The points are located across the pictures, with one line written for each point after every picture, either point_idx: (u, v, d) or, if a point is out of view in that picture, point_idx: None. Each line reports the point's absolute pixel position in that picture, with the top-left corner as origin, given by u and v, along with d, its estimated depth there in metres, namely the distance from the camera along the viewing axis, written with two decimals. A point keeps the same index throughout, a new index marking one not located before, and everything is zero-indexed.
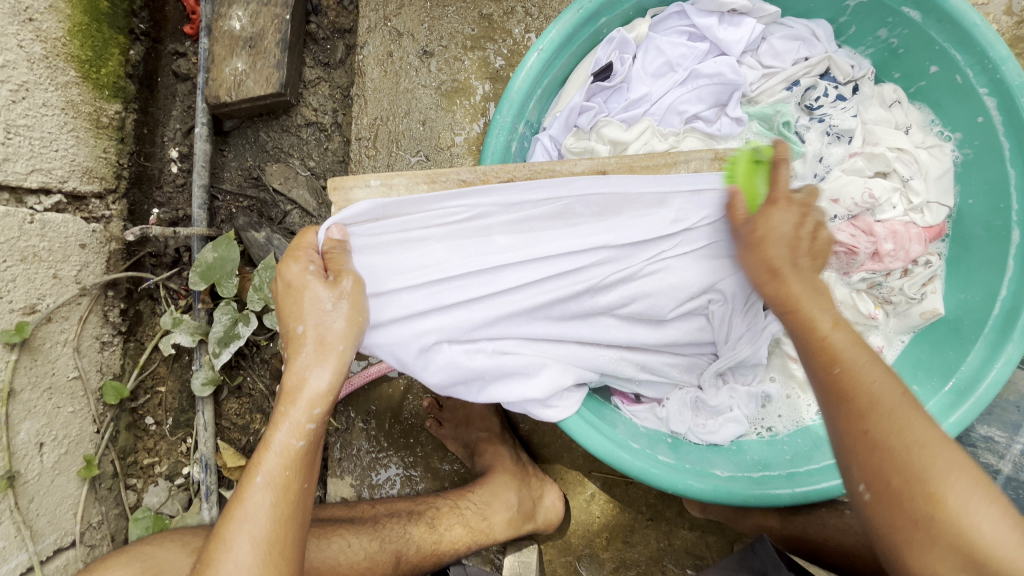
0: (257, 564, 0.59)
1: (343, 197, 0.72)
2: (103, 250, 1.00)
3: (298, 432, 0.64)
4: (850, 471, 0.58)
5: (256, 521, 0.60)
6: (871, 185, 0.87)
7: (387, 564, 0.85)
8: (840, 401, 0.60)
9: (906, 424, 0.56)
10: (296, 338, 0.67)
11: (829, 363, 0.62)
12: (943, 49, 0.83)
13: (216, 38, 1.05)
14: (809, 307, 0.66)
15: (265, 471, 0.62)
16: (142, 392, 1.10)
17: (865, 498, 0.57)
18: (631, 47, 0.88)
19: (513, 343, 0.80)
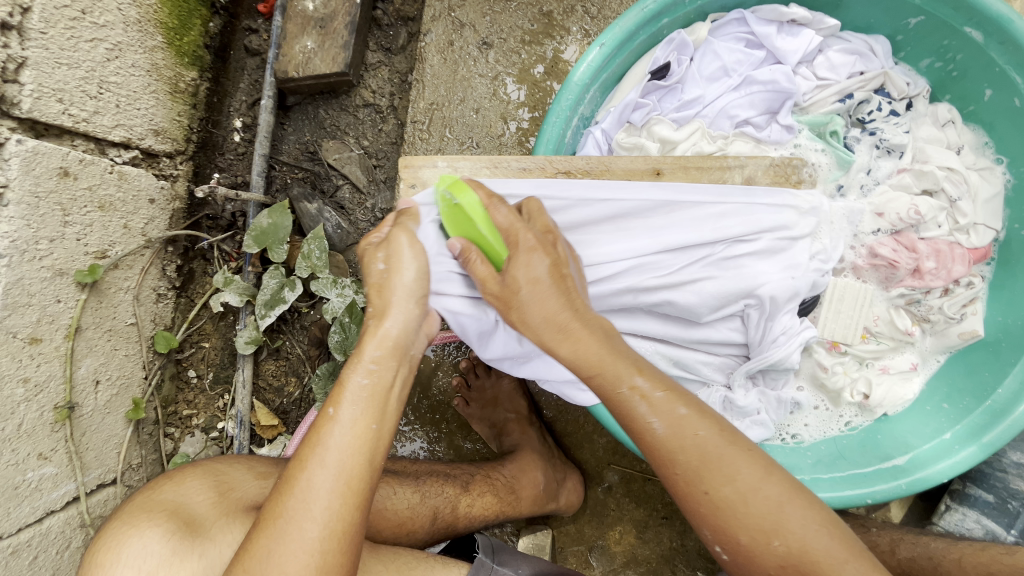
0: (335, 494, 0.59)
1: (413, 175, 0.80)
2: (168, 207, 1.07)
3: (369, 373, 0.65)
4: (702, 533, 0.59)
5: (334, 453, 0.61)
6: (918, 202, 0.87)
7: (426, 517, 0.89)
8: (666, 465, 0.59)
9: (728, 476, 0.57)
10: (379, 288, 0.70)
11: (651, 424, 0.60)
12: (1003, 71, 0.83)
13: (289, 16, 1.11)
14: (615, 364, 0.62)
15: (348, 405, 0.63)
16: (188, 346, 1.16)
17: (722, 557, 0.58)
18: (690, 50, 0.90)
19: None
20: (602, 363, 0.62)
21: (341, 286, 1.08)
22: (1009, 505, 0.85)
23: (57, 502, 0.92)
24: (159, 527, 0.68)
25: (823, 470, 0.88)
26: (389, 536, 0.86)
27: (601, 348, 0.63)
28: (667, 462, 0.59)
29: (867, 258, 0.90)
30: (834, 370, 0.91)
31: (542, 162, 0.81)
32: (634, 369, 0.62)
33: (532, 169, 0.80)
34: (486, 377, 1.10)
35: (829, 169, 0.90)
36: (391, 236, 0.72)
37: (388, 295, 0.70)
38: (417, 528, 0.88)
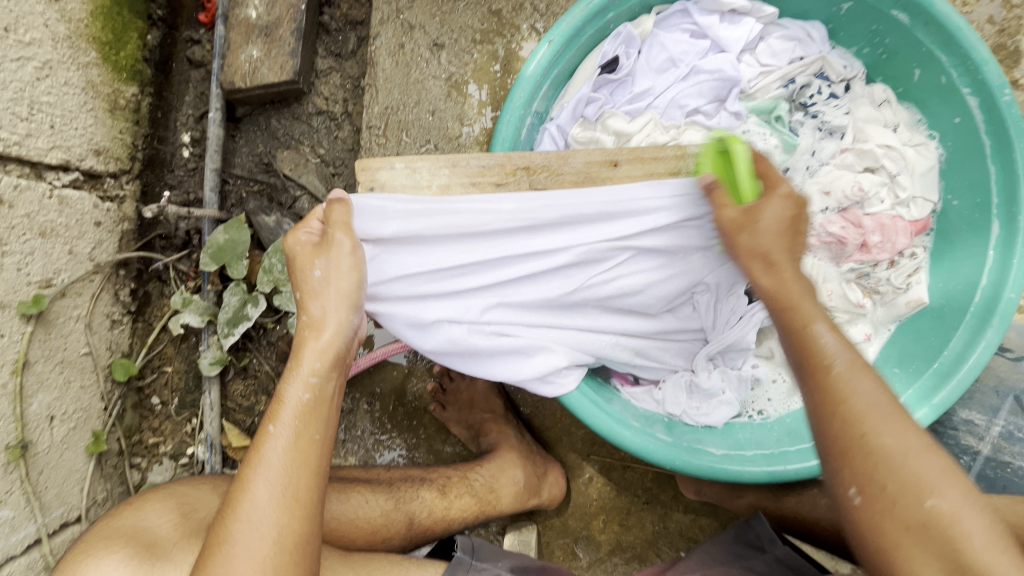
0: (277, 505, 0.61)
1: (369, 177, 0.78)
2: (116, 229, 1.03)
3: (305, 386, 0.67)
4: (840, 475, 0.59)
5: (273, 466, 0.62)
6: (861, 179, 0.92)
7: (400, 523, 0.90)
8: (834, 406, 0.60)
9: (892, 432, 0.58)
10: (309, 294, 0.72)
11: (829, 361, 0.62)
12: (929, 51, 0.88)
13: (232, 25, 1.08)
14: (807, 308, 0.67)
15: (285, 418, 0.65)
16: (149, 371, 1.12)
17: (854, 502, 0.58)
18: (636, 43, 0.91)
19: (511, 326, 0.84)
20: (798, 300, 0.68)
21: None
22: (961, 459, 0.91)
23: (17, 546, 0.88)
24: (116, 554, 0.66)
25: (789, 442, 0.92)
26: (366, 544, 0.87)
27: (800, 286, 0.69)
28: (835, 402, 0.60)
29: (817, 236, 0.94)
30: None
31: (498, 159, 0.80)
32: (825, 319, 0.66)
33: (491, 166, 0.80)
34: (461, 380, 1.10)
35: (777, 152, 0.94)
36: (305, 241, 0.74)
37: (316, 303, 0.71)
38: (390, 534, 0.89)
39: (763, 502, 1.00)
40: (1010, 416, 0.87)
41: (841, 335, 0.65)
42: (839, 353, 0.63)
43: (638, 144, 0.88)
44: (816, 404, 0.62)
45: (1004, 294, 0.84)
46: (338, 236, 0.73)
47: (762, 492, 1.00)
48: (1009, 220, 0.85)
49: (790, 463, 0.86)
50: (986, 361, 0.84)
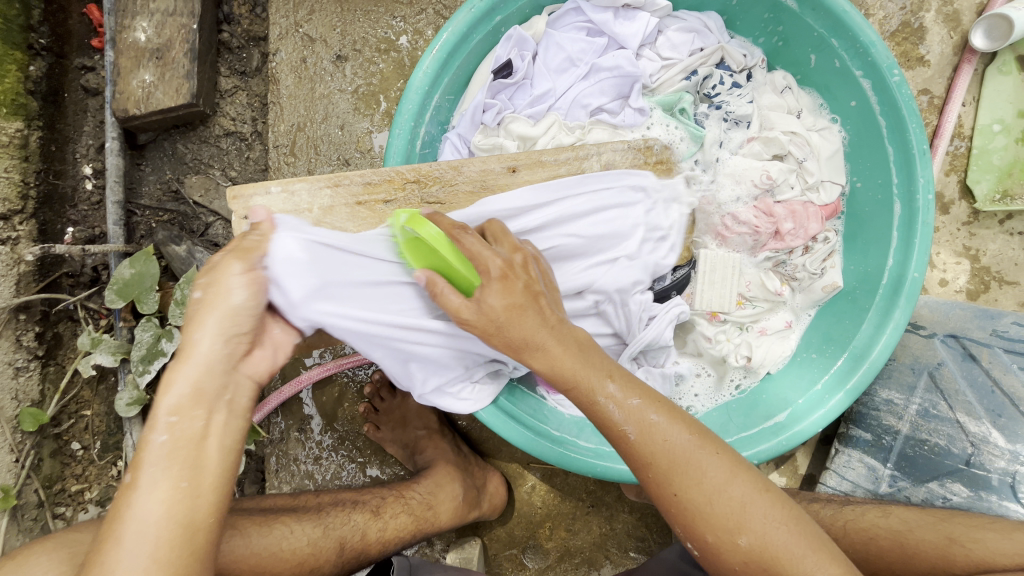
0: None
1: (243, 205, 0.76)
2: (11, 273, 0.97)
3: (171, 425, 0.55)
4: (676, 531, 0.60)
5: (139, 528, 0.52)
6: (768, 167, 0.91)
7: (330, 551, 0.82)
8: (643, 469, 0.59)
9: (694, 479, 0.57)
10: (188, 318, 0.57)
11: (623, 430, 0.60)
12: (821, 36, 0.88)
13: (121, 50, 1.03)
14: (574, 367, 0.62)
15: (145, 486, 0.53)
16: (65, 418, 1.07)
17: (696, 553, 0.59)
18: (530, 45, 0.89)
19: (414, 342, 0.75)
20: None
21: None
22: (883, 440, 0.91)
23: None
24: None
25: (712, 434, 0.92)
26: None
27: (577, 361, 0.62)
28: (648, 464, 0.59)
29: (733, 226, 0.93)
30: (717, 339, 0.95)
31: (387, 174, 0.78)
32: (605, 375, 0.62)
33: (378, 182, 0.78)
34: (392, 398, 1.08)
35: (684, 144, 0.92)
36: (217, 262, 0.60)
37: (191, 319, 0.57)
38: (322, 563, 0.81)
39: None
40: (925, 393, 0.88)
41: (626, 381, 0.63)
42: (641, 408, 0.60)
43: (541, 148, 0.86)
44: (628, 465, 0.62)
45: (909, 273, 0.84)
46: (247, 255, 0.61)
47: None
48: (908, 199, 0.85)
49: None
50: (895, 342, 0.85)
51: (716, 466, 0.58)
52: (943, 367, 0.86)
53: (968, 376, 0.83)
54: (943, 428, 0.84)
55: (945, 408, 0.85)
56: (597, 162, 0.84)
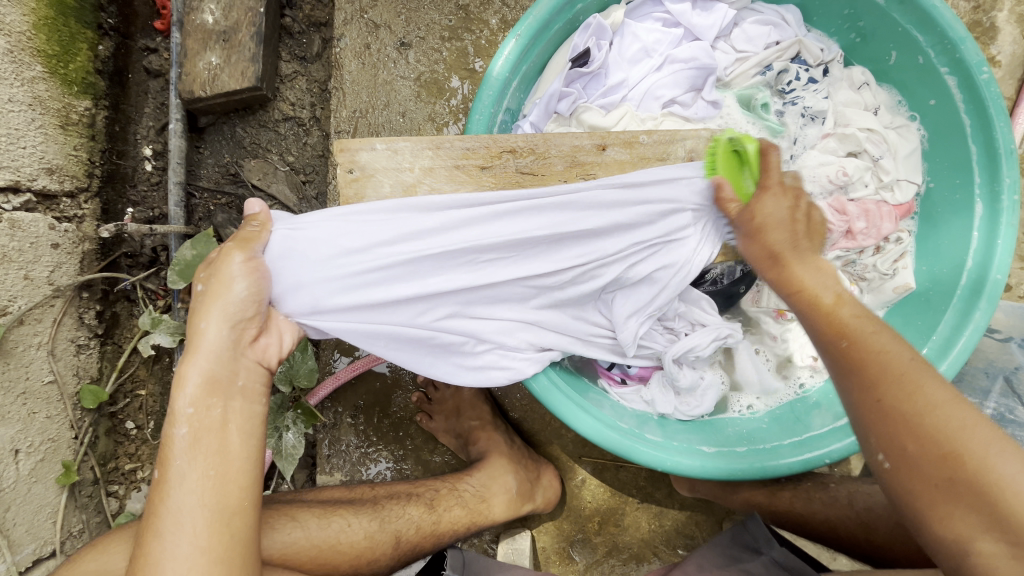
0: (193, 552, 0.58)
1: (350, 158, 0.76)
2: (76, 250, 0.97)
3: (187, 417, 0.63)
4: (867, 441, 0.60)
5: (174, 516, 0.59)
6: (845, 163, 0.90)
7: (386, 544, 0.82)
8: (857, 363, 0.62)
9: (915, 388, 0.57)
10: (198, 310, 0.67)
11: (836, 338, 0.64)
12: (906, 31, 0.86)
13: (188, 32, 1.03)
14: (811, 284, 0.70)
15: (177, 478, 0.60)
16: (121, 397, 1.07)
17: (884, 466, 0.58)
18: (607, 34, 0.88)
19: (480, 319, 0.81)
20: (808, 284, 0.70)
21: None
22: None
23: None
24: None
25: (777, 435, 0.90)
26: (350, 569, 0.79)
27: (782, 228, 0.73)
28: (860, 371, 0.61)
29: None
30: (782, 336, 0.96)
31: (484, 142, 0.78)
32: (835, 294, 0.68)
33: (476, 149, 0.78)
34: (446, 388, 1.07)
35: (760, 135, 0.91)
36: (220, 254, 0.70)
37: (208, 306, 0.67)
38: (378, 556, 0.81)
39: (757, 498, 1.02)
40: (1001, 398, 0.86)
41: (853, 304, 0.67)
42: (857, 325, 0.64)
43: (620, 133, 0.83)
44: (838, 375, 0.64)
45: (991, 274, 0.82)
46: (247, 246, 0.70)
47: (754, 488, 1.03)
48: (992, 200, 0.83)
49: (783, 458, 0.84)
50: (974, 344, 0.82)
51: (936, 387, 0.57)
52: (1022, 371, 0.85)
53: None
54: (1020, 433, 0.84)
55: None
56: (682, 150, 0.82)
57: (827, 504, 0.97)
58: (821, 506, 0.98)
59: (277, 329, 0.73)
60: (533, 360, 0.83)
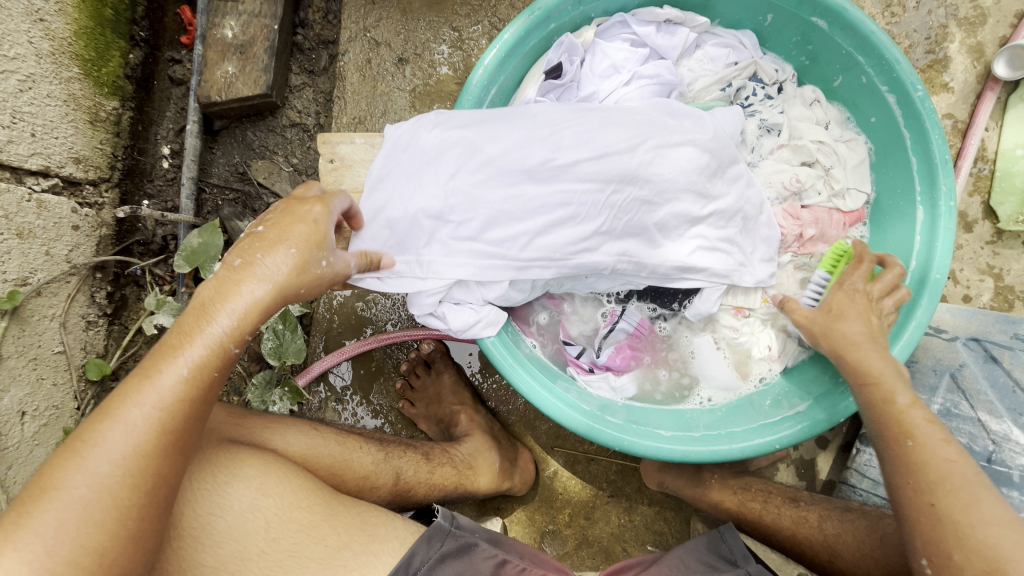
0: (80, 520, 0.51)
1: (330, 149, 0.88)
2: (94, 233, 1.07)
3: (154, 405, 0.55)
4: (913, 543, 0.63)
5: (59, 525, 0.50)
6: (798, 172, 0.98)
7: (388, 480, 0.88)
8: (909, 471, 0.65)
9: (974, 500, 0.60)
10: (222, 284, 0.60)
11: (903, 437, 0.67)
12: (849, 53, 0.95)
13: (209, 44, 1.15)
14: (892, 384, 0.72)
15: (146, 403, 0.55)
16: (123, 373, 1.14)
17: (927, 569, 0.61)
18: (579, 51, 0.97)
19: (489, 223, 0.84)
20: (881, 375, 0.72)
21: None
22: None
23: None
24: None
25: (735, 422, 0.95)
26: (355, 489, 0.85)
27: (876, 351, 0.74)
28: (919, 470, 0.64)
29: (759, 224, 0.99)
30: (742, 330, 1.00)
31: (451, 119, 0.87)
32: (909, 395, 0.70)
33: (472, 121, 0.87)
34: (427, 376, 1.13)
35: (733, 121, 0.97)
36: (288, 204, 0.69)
37: (236, 285, 0.60)
38: (378, 485, 0.87)
39: (727, 502, 0.98)
40: (948, 393, 0.91)
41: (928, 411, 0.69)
42: (926, 429, 0.66)
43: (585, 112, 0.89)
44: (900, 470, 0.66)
45: (934, 274, 0.87)
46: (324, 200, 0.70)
47: (725, 491, 0.99)
48: (931, 206, 0.90)
49: (736, 442, 0.88)
50: (917, 339, 0.87)
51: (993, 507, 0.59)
52: (965, 369, 0.90)
53: (990, 378, 0.87)
54: (964, 427, 0.88)
55: (966, 408, 0.89)
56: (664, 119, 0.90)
57: (795, 521, 0.91)
58: (789, 521, 0.91)
59: (302, 244, 0.64)
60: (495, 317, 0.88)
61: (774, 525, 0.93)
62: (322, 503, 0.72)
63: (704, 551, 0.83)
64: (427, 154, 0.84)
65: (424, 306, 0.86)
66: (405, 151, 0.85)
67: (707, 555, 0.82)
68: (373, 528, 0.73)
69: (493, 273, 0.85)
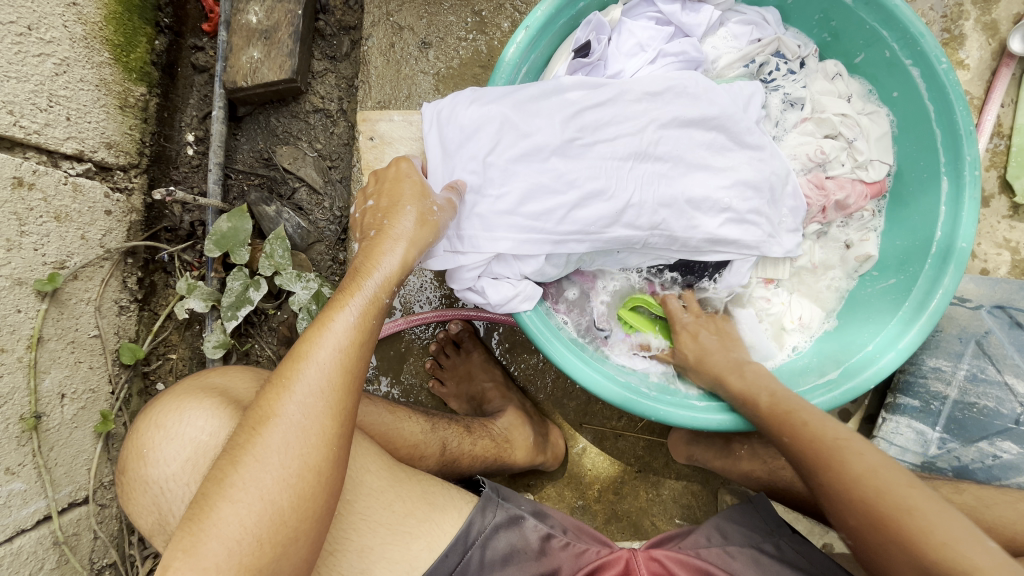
0: (300, 441, 0.60)
1: (370, 127, 0.89)
2: (125, 219, 1.08)
3: (340, 346, 0.65)
4: (835, 520, 0.69)
5: (283, 444, 0.60)
6: (822, 143, 0.99)
7: (434, 450, 0.90)
8: (804, 456, 0.73)
9: (857, 457, 0.69)
10: (371, 248, 0.73)
11: (780, 433, 0.77)
12: (873, 28, 0.96)
13: (234, 30, 1.15)
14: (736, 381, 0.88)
15: (329, 342, 0.64)
16: (154, 358, 1.15)
17: (851, 539, 0.68)
18: (606, 30, 0.98)
19: (528, 199, 0.85)
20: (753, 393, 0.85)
21: (305, 279, 1.10)
22: (931, 406, 0.95)
23: (28, 520, 0.90)
24: (207, 402, 0.71)
25: None
26: (406, 458, 0.88)
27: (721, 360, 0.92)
28: (816, 454, 0.71)
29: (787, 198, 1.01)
30: (773, 301, 1.03)
31: (487, 96, 0.87)
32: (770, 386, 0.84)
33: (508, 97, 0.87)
34: (457, 355, 1.14)
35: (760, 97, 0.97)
36: (377, 175, 0.81)
37: (382, 248, 0.72)
38: (427, 455, 0.90)
39: (757, 472, 1.00)
40: (974, 359, 0.93)
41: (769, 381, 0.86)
42: (768, 383, 0.85)
43: (620, 87, 0.89)
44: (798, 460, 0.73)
45: (959, 241, 0.90)
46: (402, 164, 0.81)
47: (756, 461, 1.01)
48: (956, 176, 0.92)
49: None
50: (944, 307, 0.90)
51: (870, 455, 0.69)
52: (991, 335, 0.92)
53: (1016, 342, 0.90)
54: (991, 391, 0.91)
55: (993, 372, 0.91)
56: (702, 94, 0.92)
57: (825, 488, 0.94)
58: None
59: (409, 198, 0.76)
60: (530, 293, 0.89)
61: (807, 493, 0.95)
62: (387, 468, 0.75)
63: (741, 522, 0.84)
64: (466, 129, 0.84)
65: (465, 281, 0.88)
66: (443, 126, 0.85)
67: (745, 525, 0.83)
68: (433, 497, 0.75)
69: (530, 249, 0.86)
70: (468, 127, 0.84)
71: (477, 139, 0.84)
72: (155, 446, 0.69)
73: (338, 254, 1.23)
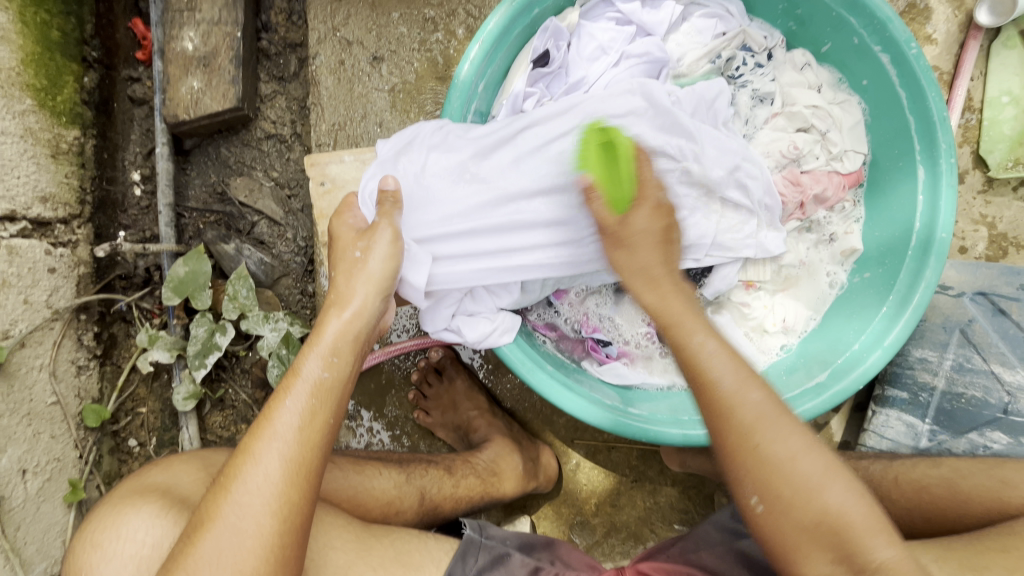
0: (237, 545, 0.58)
1: (321, 170, 0.92)
2: (72, 274, 1.01)
3: (284, 441, 0.61)
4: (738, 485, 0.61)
5: (224, 548, 0.57)
6: (794, 138, 0.96)
7: (412, 501, 0.88)
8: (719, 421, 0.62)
9: (778, 437, 0.60)
10: (320, 325, 0.69)
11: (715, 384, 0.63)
12: (840, 15, 0.93)
13: (169, 60, 1.07)
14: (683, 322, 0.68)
15: (272, 441, 0.61)
16: (122, 415, 1.10)
17: (757, 510, 0.59)
18: (565, 35, 0.93)
19: (493, 232, 0.83)
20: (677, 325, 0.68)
21: (274, 320, 1.06)
22: (920, 398, 0.94)
23: None
24: (148, 508, 0.68)
25: None
26: (381, 516, 0.84)
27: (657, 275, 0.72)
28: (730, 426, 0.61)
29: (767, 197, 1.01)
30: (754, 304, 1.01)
31: (441, 132, 0.85)
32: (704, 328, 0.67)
33: (461, 130, 0.85)
34: (440, 383, 1.10)
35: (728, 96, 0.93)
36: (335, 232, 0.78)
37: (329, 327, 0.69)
38: (404, 509, 0.86)
39: None
40: (959, 348, 0.92)
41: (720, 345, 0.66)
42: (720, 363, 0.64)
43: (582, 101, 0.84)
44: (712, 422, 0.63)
45: (938, 232, 0.88)
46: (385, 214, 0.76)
47: None
48: (932, 164, 0.90)
49: None
50: (928, 301, 0.89)
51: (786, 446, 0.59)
52: (975, 323, 0.92)
53: (999, 330, 0.90)
54: (978, 380, 0.91)
55: (979, 361, 0.91)
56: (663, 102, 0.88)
57: None
58: None
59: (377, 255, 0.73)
60: (507, 324, 0.87)
61: None
62: (354, 537, 0.72)
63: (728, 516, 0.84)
64: (421, 170, 0.83)
65: (440, 320, 0.87)
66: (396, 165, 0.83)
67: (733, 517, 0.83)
68: (407, 557, 0.72)
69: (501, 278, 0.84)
70: (422, 167, 0.83)
71: (434, 176, 0.82)
72: (93, 569, 0.65)
73: (307, 285, 1.17)
